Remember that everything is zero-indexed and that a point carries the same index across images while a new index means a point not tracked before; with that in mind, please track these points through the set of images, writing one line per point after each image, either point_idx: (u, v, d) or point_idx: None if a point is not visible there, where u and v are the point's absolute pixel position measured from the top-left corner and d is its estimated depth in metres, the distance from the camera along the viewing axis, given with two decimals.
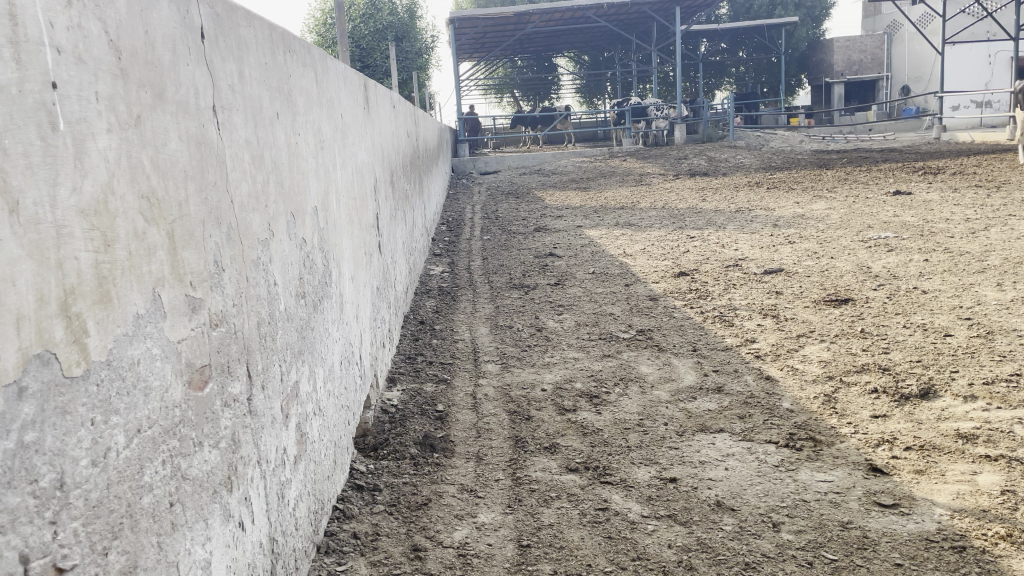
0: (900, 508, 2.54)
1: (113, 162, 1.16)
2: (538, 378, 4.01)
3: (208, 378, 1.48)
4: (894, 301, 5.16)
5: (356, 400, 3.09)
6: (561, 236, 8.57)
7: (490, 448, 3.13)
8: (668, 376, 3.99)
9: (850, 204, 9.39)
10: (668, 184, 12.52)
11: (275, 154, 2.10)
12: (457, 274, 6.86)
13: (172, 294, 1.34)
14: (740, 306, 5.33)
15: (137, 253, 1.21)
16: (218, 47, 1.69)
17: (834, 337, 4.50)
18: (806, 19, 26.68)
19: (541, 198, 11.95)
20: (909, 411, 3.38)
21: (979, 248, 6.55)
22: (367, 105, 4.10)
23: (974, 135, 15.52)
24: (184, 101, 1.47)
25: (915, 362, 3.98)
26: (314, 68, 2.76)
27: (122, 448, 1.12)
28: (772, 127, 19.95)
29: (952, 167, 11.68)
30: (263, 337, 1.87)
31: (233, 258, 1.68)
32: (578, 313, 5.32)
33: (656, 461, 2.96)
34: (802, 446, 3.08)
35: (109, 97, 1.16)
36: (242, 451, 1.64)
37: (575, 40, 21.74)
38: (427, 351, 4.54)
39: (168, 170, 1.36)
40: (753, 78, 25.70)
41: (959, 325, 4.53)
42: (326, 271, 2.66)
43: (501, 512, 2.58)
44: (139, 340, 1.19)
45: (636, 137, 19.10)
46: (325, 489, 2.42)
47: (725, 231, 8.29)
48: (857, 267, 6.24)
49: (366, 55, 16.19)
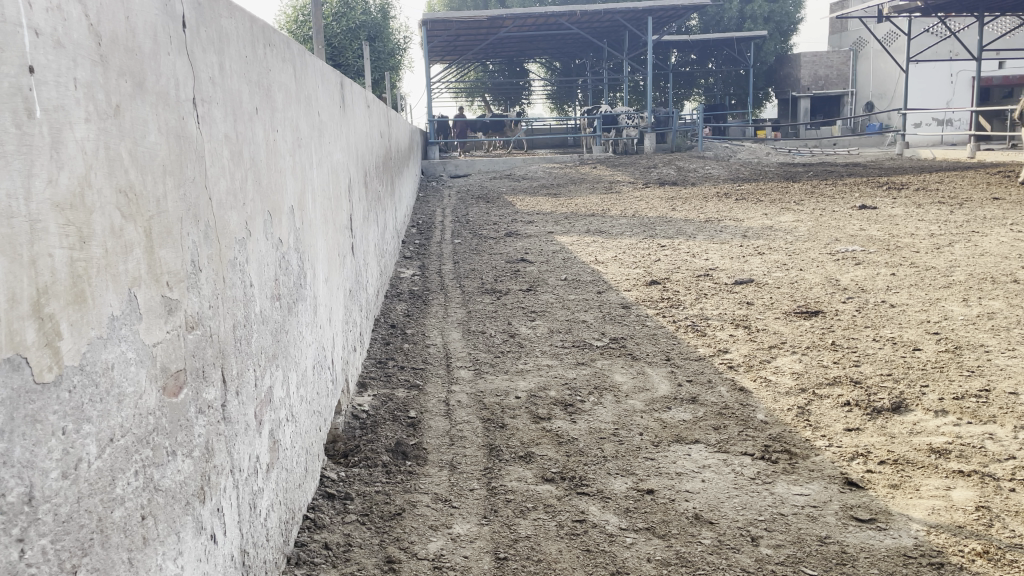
0: (877, 523, 2.54)
1: (91, 153, 1.09)
2: (512, 385, 3.95)
3: (182, 383, 1.40)
4: (863, 314, 5.20)
5: (327, 406, 3.02)
6: (533, 241, 8.53)
7: (464, 456, 3.08)
8: (643, 386, 3.96)
9: (818, 217, 9.49)
10: (638, 193, 12.58)
11: (253, 150, 2.03)
12: (428, 277, 6.79)
13: (149, 295, 1.27)
14: (712, 316, 5.34)
15: (113, 251, 1.14)
16: (199, 38, 1.63)
17: (806, 349, 4.52)
18: (775, 33, 27.06)
19: (512, 203, 11.90)
20: (881, 425, 3.39)
21: (944, 263, 6.65)
22: (342, 103, 4.02)
23: (935, 152, 15.81)
24: (164, 92, 1.40)
25: (886, 375, 4.01)
26: (294, 63, 2.69)
27: (94, 458, 1.05)
28: (740, 140, 20.13)
29: (916, 183, 11.88)
30: (238, 340, 1.80)
31: (211, 258, 1.61)
32: (551, 320, 5.28)
33: (632, 472, 2.93)
34: (777, 458, 3.07)
35: (89, 86, 1.10)
36: (215, 460, 1.57)
37: (548, 46, 21.79)
38: (398, 356, 4.47)
39: (147, 165, 1.30)
40: (722, 90, 25.95)
41: (927, 339, 4.57)
42: (301, 273, 2.59)
43: (476, 523, 2.52)
44: (113, 343, 1.13)
45: (606, 145, 19.18)
46: (295, 497, 2.35)
47: (696, 241, 8.33)
48: (826, 280, 6.29)
49: (338, 55, 16.00)
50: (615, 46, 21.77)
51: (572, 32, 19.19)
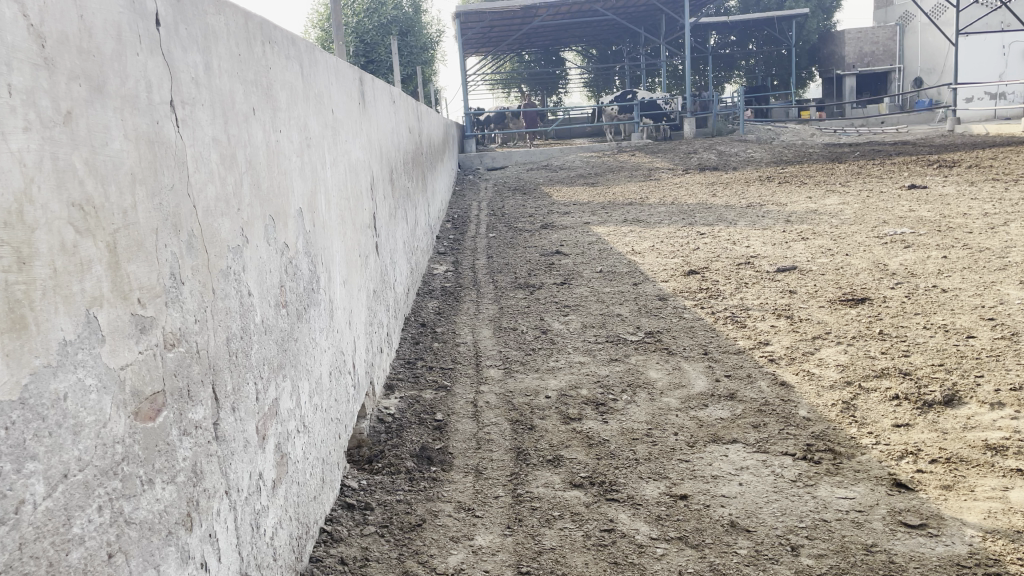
0: (928, 530, 2.37)
1: (33, 165, 1.00)
2: (542, 384, 3.83)
3: (161, 407, 1.32)
4: (912, 301, 4.97)
5: (349, 411, 2.95)
6: (568, 233, 8.38)
7: (490, 460, 2.97)
8: (679, 383, 3.80)
9: (864, 199, 9.16)
10: (678, 179, 12.35)
11: (249, 152, 1.93)
12: (461, 273, 6.70)
13: (113, 314, 1.18)
14: (752, 306, 5.15)
15: (64, 269, 1.05)
16: (178, 36, 1.53)
17: (852, 339, 4.32)
18: (818, 11, 26.42)
19: (548, 195, 11.76)
20: (932, 420, 3.20)
21: (999, 244, 6.34)
22: (362, 99, 3.93)
23: (988, 127, 15.21)
24: (132, 95, 1.31)
25: (937, 366, 3.79)
26: (300, 61, 2.60)
27: (41, 499, 0.97)
28: (784, 121, 19.60)
29: (968, 160, 11.43)
30: (234, 354, 1.71)
31: (196, 269, 1.52)
32: (585, 314, 5.15)
33: (666, 476, 2.80)
34: (820, 459, 2.91)
35: (29, 90, 1.01)
36: (206, 483, 1.48)
37: (583, 34, 21.55)
38: (427, 356, 4.38)
39: (110, 174, 1.21)
40: (763, 72, 25.39)
41: (982, 326, 4.34)
42: (313, 277, 2.50)
43: (500, 534, 2.42)
44: (65, 371, 1.04)
45: (644, 132, 18.88)
46: (310, 511, 2.27)
47: (737, 227, 8.10)
48: (873, 264, 6.05)
49: (371, 51, 16.11)
50: (652, 31, 21.41)
51: (607, 18, 18.90)
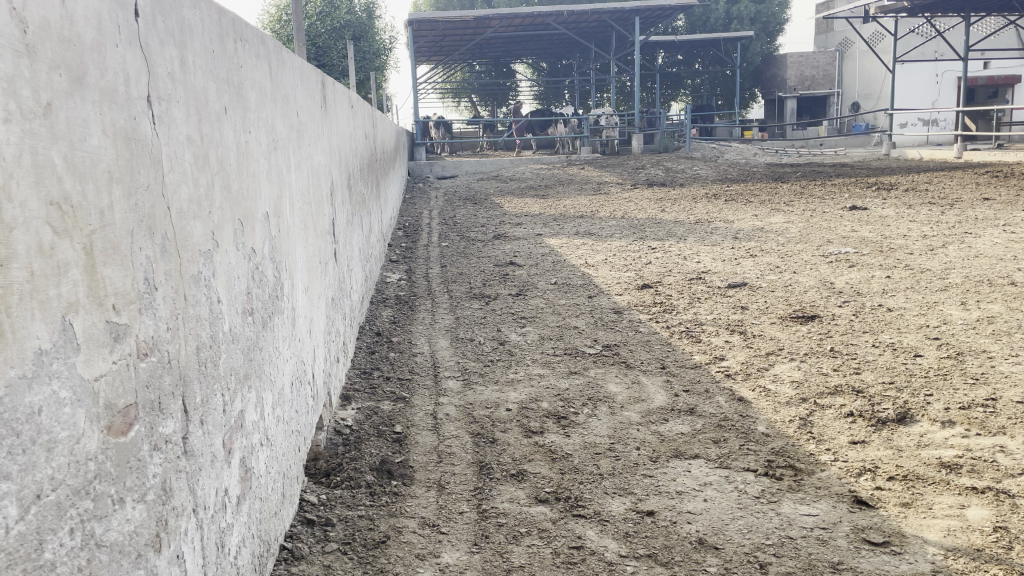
0: (891, 547, 2.40)
1: (10, 160, 0.93)
2: (502, 397, 3.79)
3: (133, 420, 1.24)
4: (860, 319, 5.08)
5: (307, 423, 2.86)
6: (521, 244, 8.35)
7: (453, 475, 2.91)
8: (637, 397, 3.80)
9: (808, 218, 9.36)
10: (626, 194, 12.46)
11: (220, 151, 1.85)
12: (415, 282, 6.62)
13: (88, 322, 1.10)
14: (706, 322, 5.19)
15: (41, 273, 0.98)
16: (155, 27, 1.46)
17: (804, 356, 4.39)
18: (762, 33, 27.07)
19: (499, 205, 11.72)
20: (887, 437, 3.26)
21: (939, 265, 6.54)
22: (323, 103, 3.84)
23: (922, 153, 15.74)
24: (111, 89, 1.23)
25: (888, 384, 3.87)
26: (269, 60, 2.52)
27: (14, 523, 0.90)
28: (728, 140, 19.97)
29: (905, 183, 11.79)
30: (203, 364, 1.63)
31: (169, 274, 1.44)
32: (541, 326, 5.12)
33: (631, 491, 2.78)
34: (782, 475, 2.93)
35: (9, 78, 0.93)
36: (174, 501, 1.40)
37: (534, 47, 21.67)
38: (384, 366, 4.29)
39: (88, 170, 1.13)
40: (709, 91, 25.86)
41: (928, 345, 4.45)
42: (277, 284, 2.42)
43: (466, 552, 2.36)
44: (40, 383, 0.96)
45: (593, 146, 18.99)
46: (271, 527, 2.19)
47: (687, 242, 8.19)
48: (820, 283, 6.17)
49: (323, 55, 15.87)
50: (603, 46, 21.63)
51: (559, 31, 19.04)
